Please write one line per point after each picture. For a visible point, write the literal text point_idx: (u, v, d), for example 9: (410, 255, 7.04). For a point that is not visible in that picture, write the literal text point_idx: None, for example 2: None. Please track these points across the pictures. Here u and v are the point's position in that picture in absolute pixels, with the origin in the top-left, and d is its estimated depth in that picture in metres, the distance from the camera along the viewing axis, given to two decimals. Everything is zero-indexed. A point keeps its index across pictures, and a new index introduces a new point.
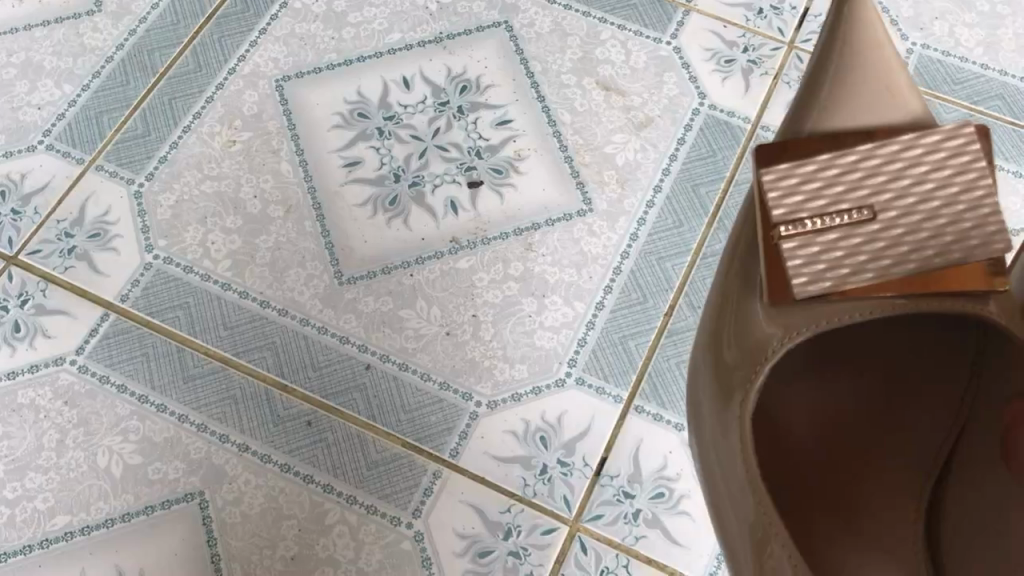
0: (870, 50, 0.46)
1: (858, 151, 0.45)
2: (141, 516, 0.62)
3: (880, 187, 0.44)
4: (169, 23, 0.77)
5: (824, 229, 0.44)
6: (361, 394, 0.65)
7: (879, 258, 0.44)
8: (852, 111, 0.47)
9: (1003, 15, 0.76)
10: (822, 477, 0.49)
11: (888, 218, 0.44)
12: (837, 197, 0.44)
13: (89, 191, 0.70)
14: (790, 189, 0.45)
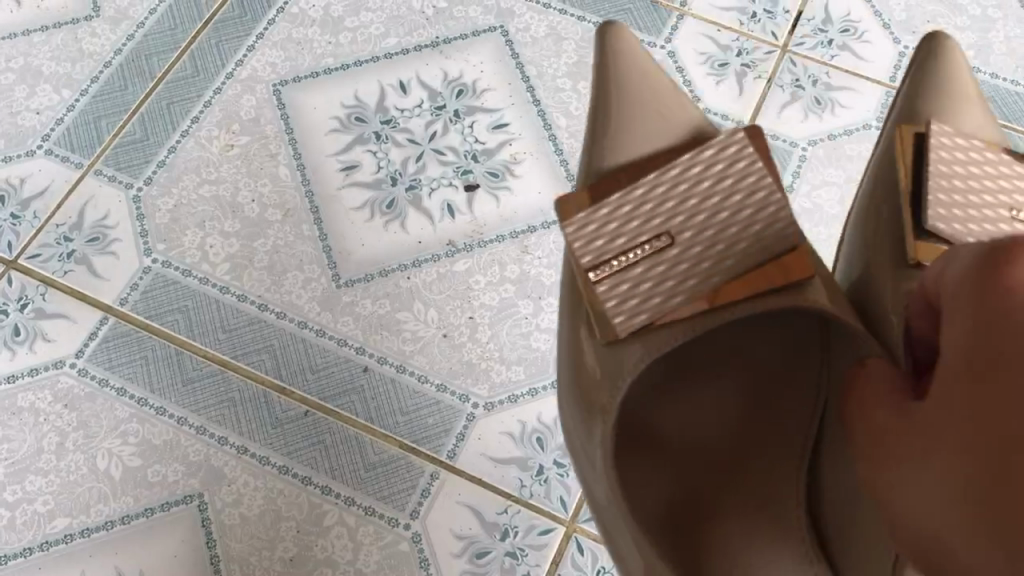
0: (641, 82, 0.51)
1: (642, 184, 0.47)
2: (140, 517, 0.62)
3: (671, 212, 0.46)
4: (167, 28, 0.77)
5: (631, 263, 0.45)
6: (359, 396, 0.65)
7: (686, 279, 0.44)
8: (639, 134, 0.49)
9: (994, 19, 0.77)
10: (711, 480, 0.51)
11: (686, 239, 0.45)
12: (635, 232, 0.46)
13: (88, 195, 0.71)
14: (587, 236, 0.46)
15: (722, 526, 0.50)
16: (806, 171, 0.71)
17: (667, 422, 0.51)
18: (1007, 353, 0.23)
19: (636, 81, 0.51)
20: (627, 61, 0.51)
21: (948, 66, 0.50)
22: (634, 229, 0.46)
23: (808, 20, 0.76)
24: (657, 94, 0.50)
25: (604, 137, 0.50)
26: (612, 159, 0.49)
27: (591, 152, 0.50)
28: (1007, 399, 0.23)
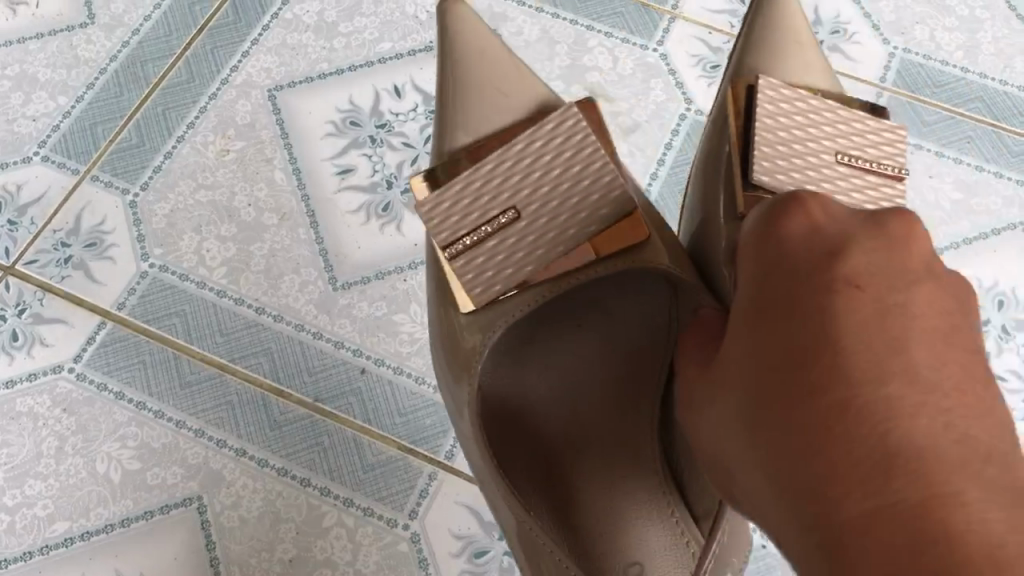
0: (477, 58, 0.54)
1: (486, 164, 0.50)
2: (140, 520, 0.63)
3: (518, 186, 0.49)
4: (162, 33, 0.76)
5: (485, 237, 0.49)
6: (357, 398, 0.66)
7: (534, 250, 0.49)
8: (483, 114, 0.53)
9: (982, 19, 0.77)
10: (570, 441, 0.54)
11: (530, 212, 0.49)
12: (485, 207, 0.50)
13: (85, 201, 0.71)
14: (445, 213, 0.50)
15: (591, 483, 0.54)
16: None
17: (532, 394, 0.54)
18: (791, 270, 0.32)
19: (477, 60, 0.54)
20: (465, 40, 0.54)
21: (779, 13, 0.56)
22: (484, 201, 0.50)
23: None
24: (497, 71, 0.54)
25: (451, 116, 0.54)
26: (462, 136, 0.53)
27: (442, 131, 0.54)
28: (791, 314, 0.31)
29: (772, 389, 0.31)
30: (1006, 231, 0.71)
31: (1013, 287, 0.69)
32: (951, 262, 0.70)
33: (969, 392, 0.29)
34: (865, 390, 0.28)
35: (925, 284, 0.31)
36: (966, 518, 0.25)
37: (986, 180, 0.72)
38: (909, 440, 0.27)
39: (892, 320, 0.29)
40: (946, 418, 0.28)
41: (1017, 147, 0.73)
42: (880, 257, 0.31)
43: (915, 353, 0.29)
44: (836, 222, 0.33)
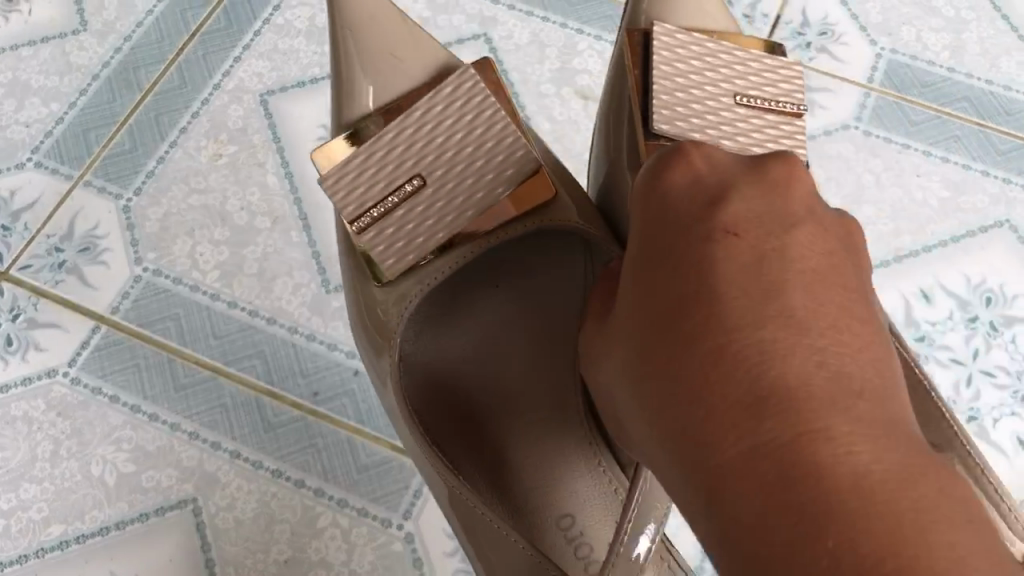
0: (369, 25, 0.53)
1: (387, 135, 0.50)
2: (136, 523, 0.64)
3: (421, 154, 0.50)
4: (154, 39, 0.76)
5: (393, 208, 0.50)
6: (350, 399, 0.66)
7: (444, 217, 0.50)
8: (381, 84, 0.53)
9: (968, 20, 0.78)
10: (497, 402, 0.55)
11: (434, 177, 0.50)
12: (390, 176, 0.50)
13: (78, 207, 0.71)
14: (351, 186, 0.50)
15: (518, 442, 0.55)
16: None
17: (448, 362, 0.54)
18: (675, 224, 0.35)
19: (369, 25, 0.53)
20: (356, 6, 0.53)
21: None
22: (389, 172, 0.50)
23: (786, 23, 0.77)
24: (391, 36, 0.53)
25: (351, 84, 0.53)
26: (364, 105, 0.53)
27: (341, 99, 0.54)
28: (676, 266, 0.33)
29: (654, 338, 0.32)
30: (992, 228, 0.72)
31: (1001, 284, 0.70)
32: (940, 259, 0.70)
33: (842, 326, 0.31)
34: (739, 333, 0.30)
35: (797, 232, 0.34)
36: (837, 452, 0.27)
37: (973, 179, 0.73)
38: (782, 375, 0.28)
39: (765, 265, 0.32)
40: (818, 352, 0.29)
41: (1004, 145, 0.74)
42: (756, 211, 0.34)
43: (788, 295, 0.31)
44: (716, 178, 0.36)
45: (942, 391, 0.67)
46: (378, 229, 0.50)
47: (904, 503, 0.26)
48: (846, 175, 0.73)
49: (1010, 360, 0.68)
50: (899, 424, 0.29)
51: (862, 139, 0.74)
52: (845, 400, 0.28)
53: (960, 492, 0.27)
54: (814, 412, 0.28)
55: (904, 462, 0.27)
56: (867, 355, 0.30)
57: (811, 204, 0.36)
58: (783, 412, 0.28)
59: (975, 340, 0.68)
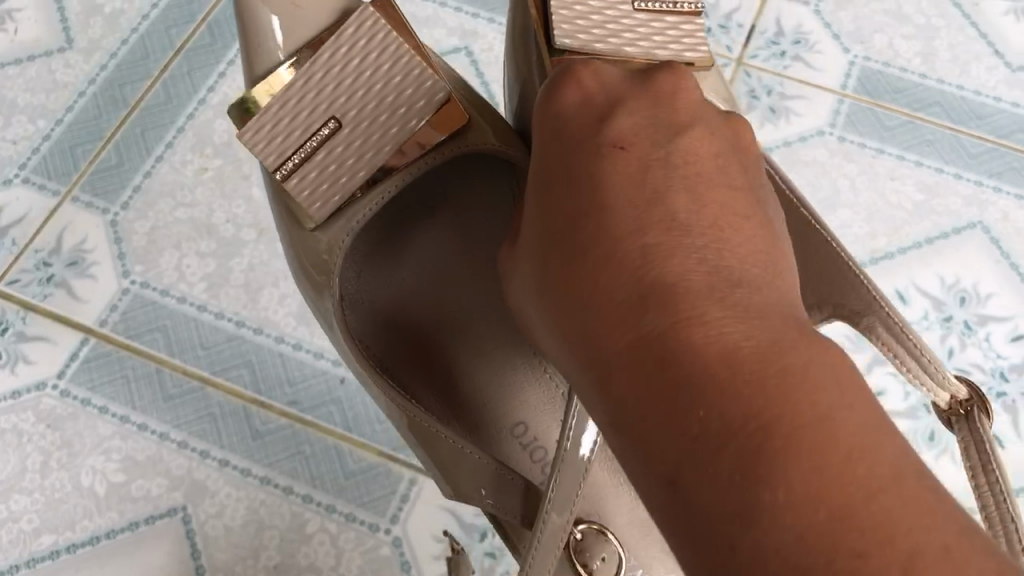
0: None
1: (297, 83, 0.49)
2: (125, 532, 0.64)
3: (336, 97, 0.49)
4: (139, 55, 0.77)
5: (314, 151, 0.49)
6: (337, 407, 0.67)
7: (364, 155, 0.49)
8: (280, 33, 0.51)
9: (939, 27, 0.79)
10: (444, 325, 0.56)
11: (352, 118, 0.49)
12: (306, 121, 0.49)
13: (65, 222, 0.72)
14: (269, 136, 0.49)
15: (467, 359, 0.56)
16: None
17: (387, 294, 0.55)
18: (569, 139, 0.38)
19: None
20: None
21: None
22: (305, 117, 0.49)
23: (762, 32, 0.78)
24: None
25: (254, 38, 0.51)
26: (272, 55, 0.51)
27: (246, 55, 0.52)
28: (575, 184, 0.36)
29: (553, 247, 0.35)
30: (966, 230, 0.73)
31: (975, 284, 0.71)
32: (916, 261, 0.72)
33: (723, 218, 0.33)
34: (624, 238, 0.32)
35: (681, 142, 0.37)
36: (708, 333, 0.29)
37: (947, 182, 0.74)
38: (662, 273, 0.31)
39: (649, 171, 0.35)
40: (696, 243, 0.32)
41: (975, 148, 0.75)
42: (642, 125, 0.38)
43: (669, 197, 0.34)
44: (607, 97, 0.40)
45: None
46: (301, 174, 0.49)
47: (776, 365, 0.28)
48: (821, 179, 0.74)
49: (984, 358, 0.69)
50: (778, 304, 0.30)
51: (837, 144, 0.75)
52: (722, 284, 0.30)
53: (832, 359, 0.29)
54: (690, 300, 0.30)
55: (781, 335, 0.29)
56: (747, 239, 0.33)
57: (694, 113, 0.39)
58: (662, 302, 0.30)
59: (950, 339, 0.70)
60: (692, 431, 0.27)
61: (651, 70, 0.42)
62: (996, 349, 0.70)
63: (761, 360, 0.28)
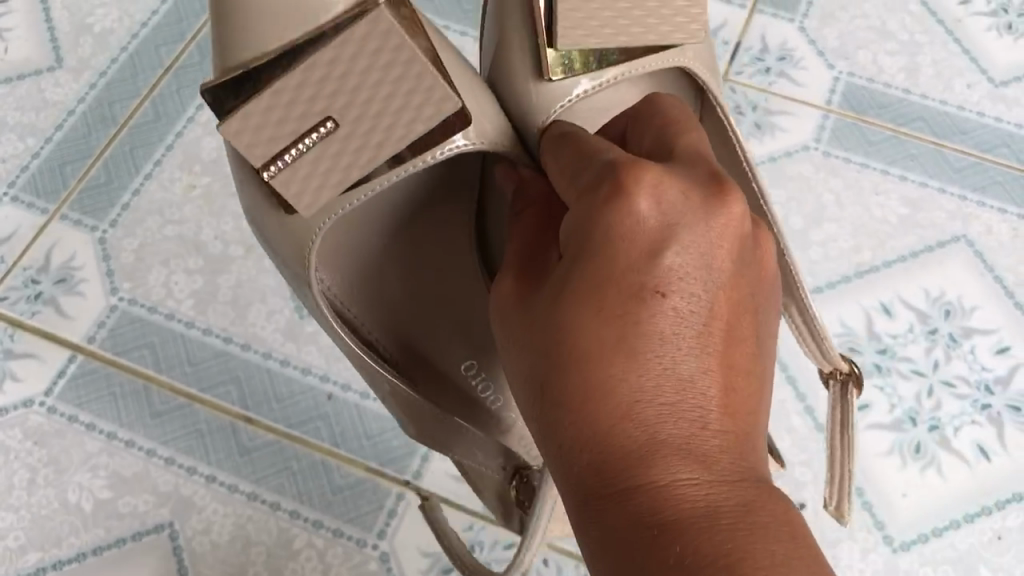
0: None
1: (290, 80, 0.43)
2: (112, 548, 0.64)
3: (332, 94, 0.44)
4: (129, 74, 0.78)
5: (305, 151, 0.44)
6: (324, 422, 0.67)
7: (357, 158, 0.45)
8: (271, 27, 0.46)
9: (923, 43, 0.80)
10: (419, 305, 0.58)
11: (348, 120, 0.44)
12: (298, 118, 0.44)
13: (54, 238, 0.72)
14: (258, 131, 0.44)
15: (440, 331, 0.58)
16: None
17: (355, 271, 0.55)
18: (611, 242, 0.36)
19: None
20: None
21: None
22: (296, 113, 0.44)
23: (747, 49, 0.79)
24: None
25: (246, 18, 0.46)
26: (266, 37, 0.45)
27: (231, 35, 0.46)
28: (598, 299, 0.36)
29: (557, 352, 0.36)
30: (950, 243, 0.73)
31: (959, 297, 0.72)
32: (899, 274, 0.72)
33: (733, 381, 0.35)
34: (643, 395, 0.34)
35: (722, 290, 0.36)
36: (692, 488, 0.33)
37: (931, 196, 0.75)
38: (669, 436, 0.33)
39: (684, 331, 0.35)
40: (704, 409, 0.34)
41: (959, 162, 0.76)
42: (695, 265, 0.36)
43: (693, 362, 0.35)
44: (667, 220, 0.37)
45: (904, 404, 0.69)
46: (291, 176, 0.45)
47: (749, 521, 0.32)
48: (807, 194, 0.74)
49: (969, 370, 0.70)
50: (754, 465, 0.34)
51: (822, 159, 0.76)
52: (711, 442, 0.34)
53: (785, 510, 0.33)
54: (682, 460, 0.33)
55: (750, 486, 0.33)
56: (746, 396, 0.36)
57: (742, 248, 0.38)
58: (660, 453, 0.33)
59: (935, 351, 0.70)
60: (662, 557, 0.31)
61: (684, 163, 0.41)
62: (981, 361, 0.70)
63: (731, 510, 0.32)
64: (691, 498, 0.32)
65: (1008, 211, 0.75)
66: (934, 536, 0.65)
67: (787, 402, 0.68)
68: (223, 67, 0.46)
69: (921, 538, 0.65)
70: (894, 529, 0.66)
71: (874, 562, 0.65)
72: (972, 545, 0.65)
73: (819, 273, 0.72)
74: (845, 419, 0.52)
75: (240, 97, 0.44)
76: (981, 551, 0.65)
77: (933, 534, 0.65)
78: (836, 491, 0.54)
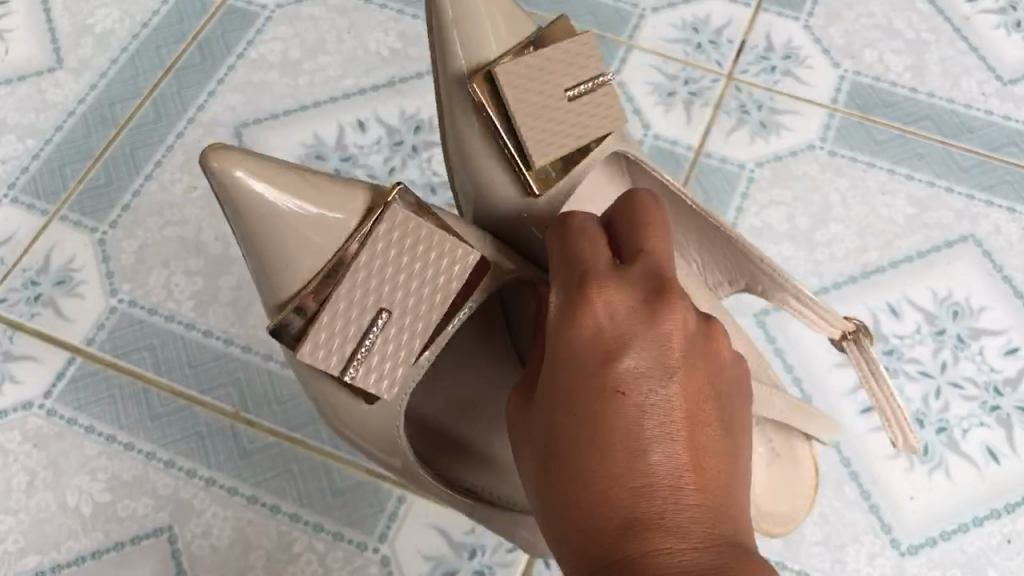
0: (270, 207, 0.48)
1: (341, 291, 0.47)
2: (111, 552, 0.64)
3: (383, 289, 0.47)
4: (130, 75, 0.78)
5: (372, 346, 0.47)
6: (325, 424, 0.67)
7: (416, 329, 0.47)
8: (301, 254, 0.48)
9: (929, 42, 0.80)
10: None
11: (399, 304, 0.47)
12: (355, 317, 0.47)
13: (53, 240, 0.72)
14: (328, 343, 0.47)
15: None
16: (754, 191, 0.73)
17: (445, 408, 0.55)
18: (574, 351, 0.37)
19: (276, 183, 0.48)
20: (253, 183, 0.47)
21: None
22: (355, 315, 0.47)
23: (752, 48, 0.79)
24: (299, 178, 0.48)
25: (279, 257, 0.48)
26: (303, 268, 0.48)
27: (272, 277, 0.49)
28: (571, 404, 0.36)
29: (549, 463, 0.36)
30: (958, 243, 0.72)
31: (967, 298, 0.71)
32: (906, 274, 0.71)
33: (705, 465, 0.34)
34: (613, 484, 0.34)
35: (684, 382, 0.36)
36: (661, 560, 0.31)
37: (939, 195, 0.74)
38: (640, 515, 0.33)
39: (649, 425, 0.35)
40: (677, 494, 0.33)
41: (967, 161, 0.75)
42: (653, 363, 0.36)
43: (661, 447, 0.34)
44: (624, 323, 0.37)
45: (911, 405, 0.68)
46: (368, 368, 0.47)
47: None
48: (813, 194, 0.74)
49: (977, 372, 0.69)
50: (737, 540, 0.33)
51: (828, 158, 0.75)
52: (687, 521, 0.33)
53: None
54: (658, 541, 0.32)
55: (732, 557, 0.32)
56: (720, 481, 0.35)
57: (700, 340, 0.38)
58: (637, 539, 0.32)
59: (943, 352, 0.69)
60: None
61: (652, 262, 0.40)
62: (989, 362, 0.69)
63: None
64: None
65: (1017, 210, 0.74)
66: (943, 539, 0.64)
67: None
68: (276, 306, 0.49)
69: (929, 542, 0.64)
70: (902, 533, 0.64)
71: (881, 566, 0.64)
72: (982, 549, 0.64)
73: (826, 272, 0.71)
74: (873, 369, 0.51)
75: (301, 326, 0.47)
76: (991, 555, 0.64)
77: (942, 537, 0.64)
78: (898, 431, 0.53)
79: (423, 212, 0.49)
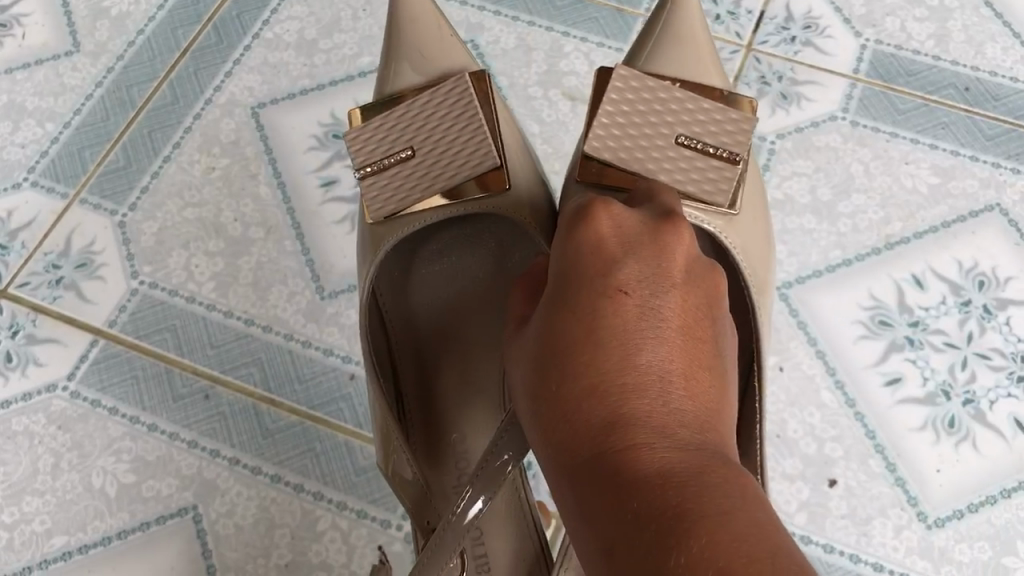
0: (412, 23, 0.55)
1: (398, 110, 0.52)
2: (137, 532, 0.64)
3: (418, 132, 0.51)
4: (147, 57, 0.78)
5: (388, 166, 0.51)
6: (347, 403, 0.66)
7: (420, 183, 0.50)
8: (414, 68, 0.55)
9: (952, 8, 0.78)
10: (439, 363, 0.57)
11: (423, 153, 0.51)
12: (393, 142, 0.51)
13: (75, 223, 0.72)
14: (367, 139, 0.52)
15: (452, 403, 0.57)
16: (776, 163, 0.73)
17: (424, 300, 0.56)
18: (581, 264, 0.38)
19: (406, 11, 0.55)
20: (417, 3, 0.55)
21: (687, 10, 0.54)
22: (395, 136, 0.51)
23: (771, 18, 0.78)
24: (422, 45, 0.55)
25: (398, 64, 0.55)
26: (409, 78, 0.54)
27: (386, 74, 0.55)
28: (569, 308, 0.37)
29: (541, 360, 0.37)
30: (984, 213, 0.71)
31: (994, 268, 0.70)
32: (931, 245, 0.70)
33: (694, 376, 0.35)
34: (606, 376, 0.34)
35: (681, 305, 0.37)
36: (647, 450, 0.32)
37: (962, 164, 0.73)
38: (631, 410, 0.33)
39: (646, 327, 0.36)
40: (667, 394, 0.34)
41: (991, 130, 0.74)
42: (650, 280, 0.38)
43: (655, 351, 0.35)
44: (629, 245, 0.39)
45: (936, 377, 0.67)
46: (375, 185, 0.51)
47: (703, 474, 0.30)
48: (834, 165, 0.73)
49: (1005, 343, 0.68)
50: (718, 446, 0.33)
51: (850, 129, 0.74)
52: (674, 420, 0.33)
53: (742, 475, 0.31)
54: (645, 433, 0.32)
55: (713, 455, 0.32)
56: (710, 396, 0.35)
57: (697, 276, 0.39)
58: (626, 428, 0.32)
59: (969, 324, 0.68)
60: (626, 525, 0.30)
61: (656, 211, 0.42)
62: (1016, 332, 0.68)
63: (687, 470, 0.31)
64: (652, 468, 0.31)
65: None
66: (970, 512, 0.63)
67: (817, 377, 0.67)
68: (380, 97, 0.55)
69: (957, 515, 0.63)
70: (929, 505, 0.64)
71: (907, 539, 0.63)
72: (1009, 520, 0.63)
73: (849, 245, 0.71)
74: None
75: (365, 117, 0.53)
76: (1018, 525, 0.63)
77: (969, 511, 0.64)
78: None
79: (489, 104, 0.52)
